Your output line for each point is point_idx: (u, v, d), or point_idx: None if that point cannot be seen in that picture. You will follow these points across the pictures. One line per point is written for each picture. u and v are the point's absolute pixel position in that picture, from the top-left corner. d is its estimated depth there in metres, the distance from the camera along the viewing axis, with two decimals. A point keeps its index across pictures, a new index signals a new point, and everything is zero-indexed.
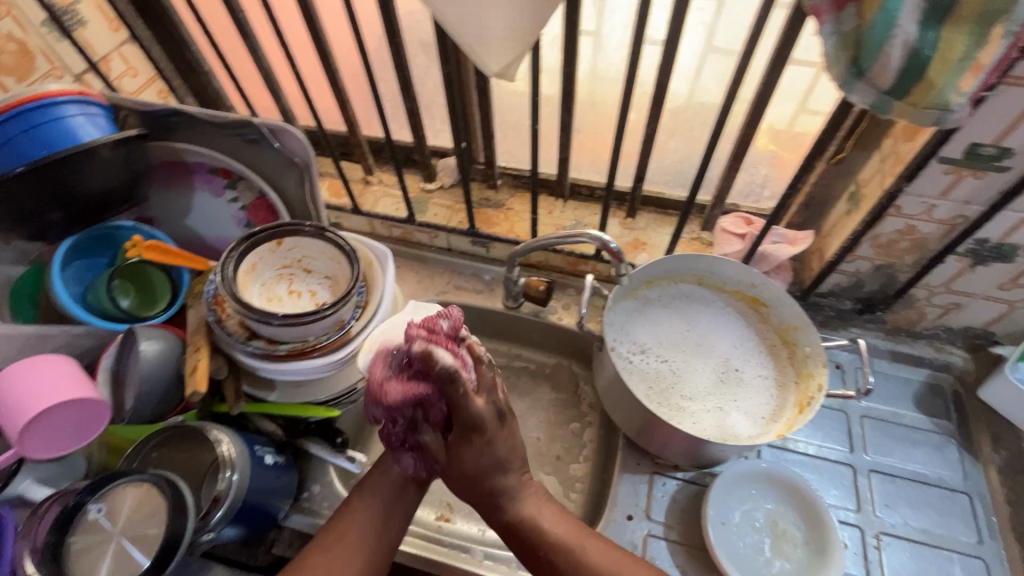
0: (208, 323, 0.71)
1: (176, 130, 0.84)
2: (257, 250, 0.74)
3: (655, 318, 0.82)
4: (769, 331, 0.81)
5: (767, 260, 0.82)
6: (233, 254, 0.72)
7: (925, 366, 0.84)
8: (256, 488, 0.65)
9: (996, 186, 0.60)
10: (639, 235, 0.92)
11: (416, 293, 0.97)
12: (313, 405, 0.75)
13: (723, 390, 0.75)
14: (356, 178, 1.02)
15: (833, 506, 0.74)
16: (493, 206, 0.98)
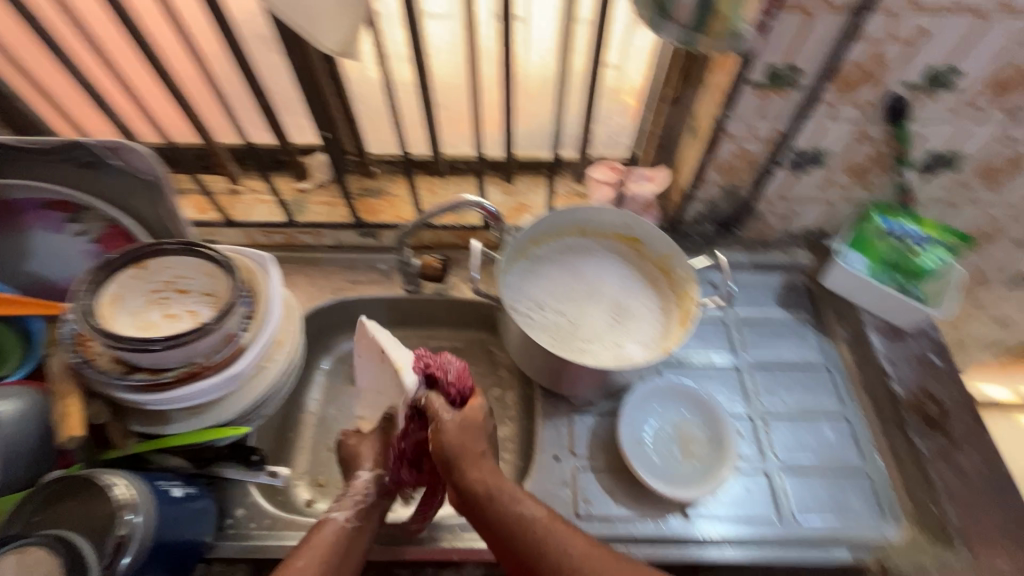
0: (75, 366, 0.64)
1: None
2: (118, 279, 0.69)
3: (546, 274, 0.87)
4: (649, 265, 0.89)
5: (635, 200, 0.89)
6: (89, 289, 0.68)
7: (780, 270, 0.96)
8: (168, 523, 0.61)
9: (796, 100, 0.71)
10: (521, 199, 0.97)
11: (311, 296, 0.94)
12: (220, 426, 0.72)
13: (616, 324, 0.82)
14: (223, 190, 0.97)
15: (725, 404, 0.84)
16: (374, 194, 0.97)
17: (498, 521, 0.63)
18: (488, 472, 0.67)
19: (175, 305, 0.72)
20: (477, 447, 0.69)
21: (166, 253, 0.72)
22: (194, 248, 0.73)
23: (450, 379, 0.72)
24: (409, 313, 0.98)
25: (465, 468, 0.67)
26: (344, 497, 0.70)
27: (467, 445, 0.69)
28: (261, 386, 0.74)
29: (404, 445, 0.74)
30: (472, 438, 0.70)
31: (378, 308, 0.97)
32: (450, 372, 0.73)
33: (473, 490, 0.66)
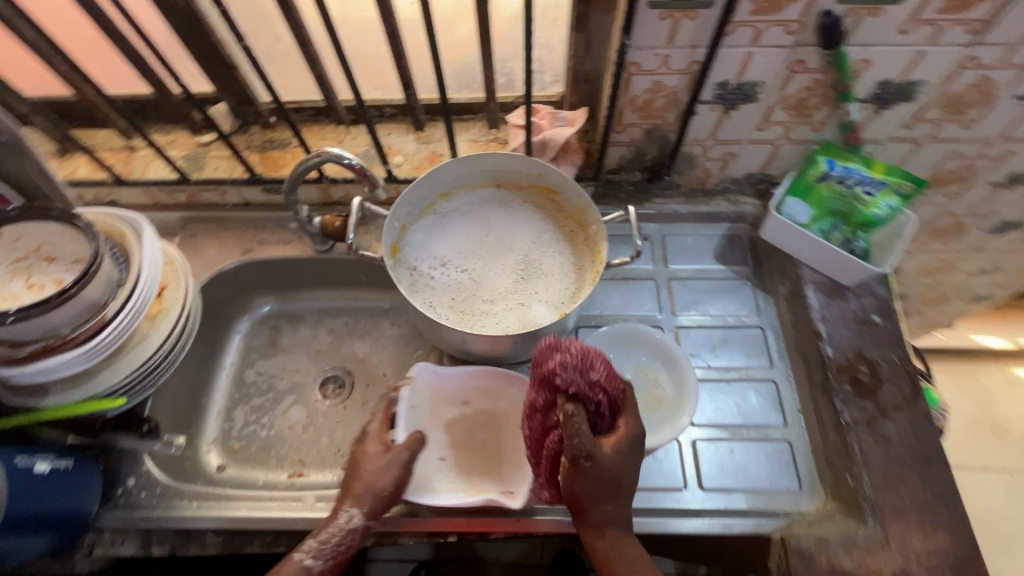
0: None
1: None
2: None
3: (454, 230, 0.81)
4: (567, 218, 0.81)
5: (549, 146, 0.80)
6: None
7: (721, 220, 0.88)
8: (23, 501, 0.60)
9: (709, 23, 0.61)
10: (435, 147, 0.89)
11: (216, 258, 0.90)
12: (97, 398, 0.68)
13: (523, 284, 0.76)
14: (119, 146, 0.91)
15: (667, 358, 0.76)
16: (278, 146, 0.90)
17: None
18: (621, 525, 0.61)
19: (39, 275, 0.66)
20: (620, 497, 0.60)
21: (18, 218, 0.68)
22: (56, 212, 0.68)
23: (598, 386, 0.59)
24: (325, 274, 0.94)
25: (602, 521, 0.60)
26: (330, 528, 0.64)
27: (614, 497, 0.60)
28: (140, 357, 0.70)
29: (539, 457, 0.61)
30: (624, 469, 0.59)
31: (291, 269, 0.92)
32: (598, 377, 0.59)
33: (613, 544, 0.61)
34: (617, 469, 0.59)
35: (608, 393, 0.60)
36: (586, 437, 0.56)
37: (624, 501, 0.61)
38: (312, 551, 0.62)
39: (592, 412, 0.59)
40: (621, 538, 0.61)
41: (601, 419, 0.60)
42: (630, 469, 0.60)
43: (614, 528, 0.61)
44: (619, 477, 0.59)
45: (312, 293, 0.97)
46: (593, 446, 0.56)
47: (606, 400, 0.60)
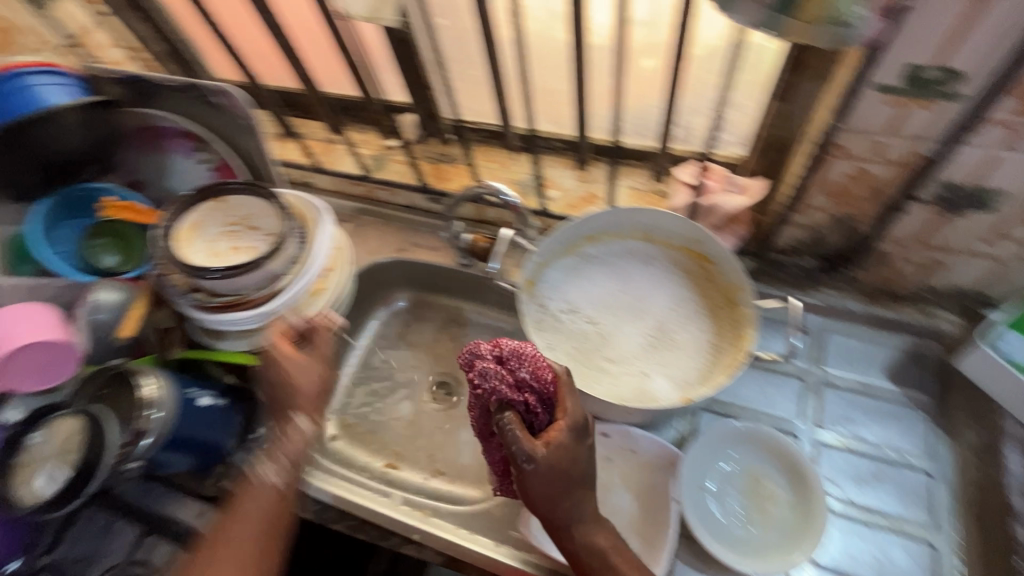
0: (155, 278, 0.76)
1: (152, 97, 0.91)
2: (200, 209, 0.79)
3: (591, 277, 0.79)
4: (715, 291, 0.75)
5: (715, 212, 0.74)
6: (179, 212, 0.78)
7: (905, 333, 0.74)
8: (188, 427, 0.72)
9: (950, 117, 0.52)
10: (594, 188, 0.89)
11: (374, 250, 0.99)
12: (257, 353, 0.79)
13: (650, 352, 0.72)
14: (324, 138, 1.04)
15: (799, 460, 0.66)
16: (449, 161, 0.97)
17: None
18: (588, 515, 0.59)
19: (243, 240, 0.79)
20: (578, 493, 0.58)
21: (240, 190, 0.80)
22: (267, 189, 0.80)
23: (525, 384, 0.58)
24: (461, 286, 0.98)
25: (565, 521, 0.58)
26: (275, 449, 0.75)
27: (570, 495, 0.58)
28: (296, 326, 0.79)
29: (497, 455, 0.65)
30: (568, 457, 0.57)
31: (433, 275, 0.98)
32: (525, 373, 0.59)
33: (583, 533, 0.58)
34: (565, 464, 0.57)
35: (541, 390, 0.59)
36: (520, 435, 0.56)
37: (584, 494, 0.58)
38: (275, 466, 0.74)
39: (529, 413, 0.58)
40: (593, 529, 0.59)
41: (540, 416, 0.59)
42: (578, 458, 0.58)
43: (576, 522, 0.58)
44: (566, 469, 0.57)
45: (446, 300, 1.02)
46: (532, 449, 0.56)
47: (537, 396, 0.59)
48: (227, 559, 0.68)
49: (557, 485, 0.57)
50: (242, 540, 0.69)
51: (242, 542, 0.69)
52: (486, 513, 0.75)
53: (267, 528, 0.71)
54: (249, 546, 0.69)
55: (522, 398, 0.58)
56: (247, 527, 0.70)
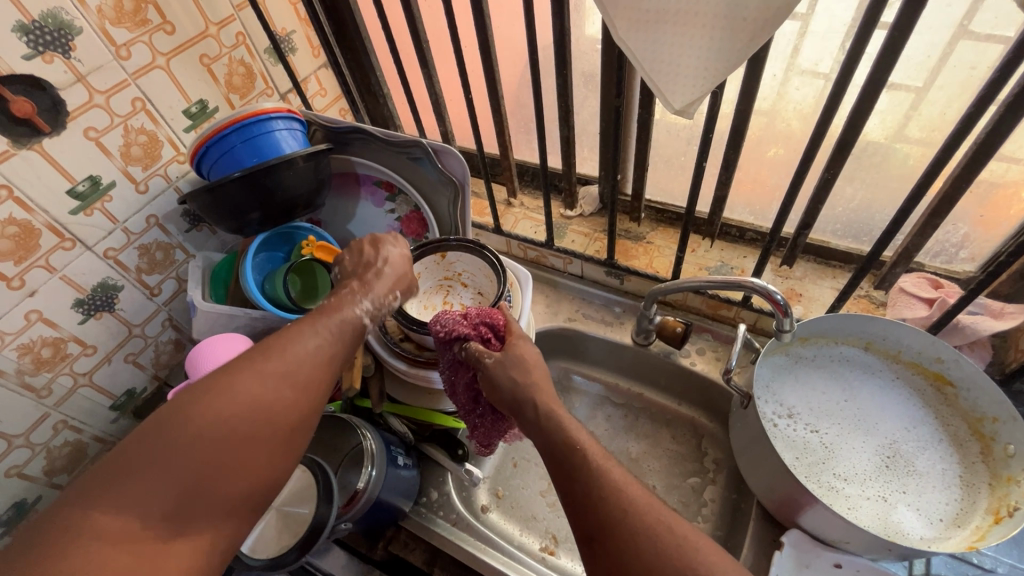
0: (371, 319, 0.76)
1: (352, 145, 0.95)
2: (423, 260, 0.79)
3: (808, 381, 0.74)
4: (956, 418, 0.69)
5: (960, 333, 0.70)
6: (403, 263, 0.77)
7: None
8: (388, 488, 0.69)
9: None
10: (794, 285, 0.84)
11: (543, 315, 0.97)
12: (442, 414, 0.76)
13: (888, 478, 0.65)
14: (500, 199, 1.06)
15: None
16: (633, 238, 0.95)
17: (573, 464, 0.50)
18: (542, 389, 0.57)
19: (454, 296, 0.81)
20: (537, 378, 0.58)
21: (459, 247, 0.78)
22: (484, 250, 0.76)
23: (478, 320, 0.63)
24: (629, 364, 0.95)
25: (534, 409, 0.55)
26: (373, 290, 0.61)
27: (528, 378, 0.58)
28: None
29: (464, 397, 0.67)
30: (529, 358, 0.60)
31: (602, 349, 0.96)
32: (478, 316, 0.64)
33: (553, 418, 0.54)
34: (516, 353, 0.60)
35: (491, 323, 0.63)
36: (477, 349, 0.61)
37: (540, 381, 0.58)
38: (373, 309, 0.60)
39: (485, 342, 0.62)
40: (555, 410, 0.55)
41: (493, 344, 0.63)
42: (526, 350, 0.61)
43: (536, 399, 0.56)
44: (519, 355, 0.60)
45: (605, 375, 0.99)
46: (492, 359, 0.60)
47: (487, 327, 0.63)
48: (296, 359, 0.51)
49: (516, 387, 0.57)
50: (317, 350, 0.54)
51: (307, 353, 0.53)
52: None
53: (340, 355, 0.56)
54: (320, 359, 0.53)
55: (482, 326, 0.63)
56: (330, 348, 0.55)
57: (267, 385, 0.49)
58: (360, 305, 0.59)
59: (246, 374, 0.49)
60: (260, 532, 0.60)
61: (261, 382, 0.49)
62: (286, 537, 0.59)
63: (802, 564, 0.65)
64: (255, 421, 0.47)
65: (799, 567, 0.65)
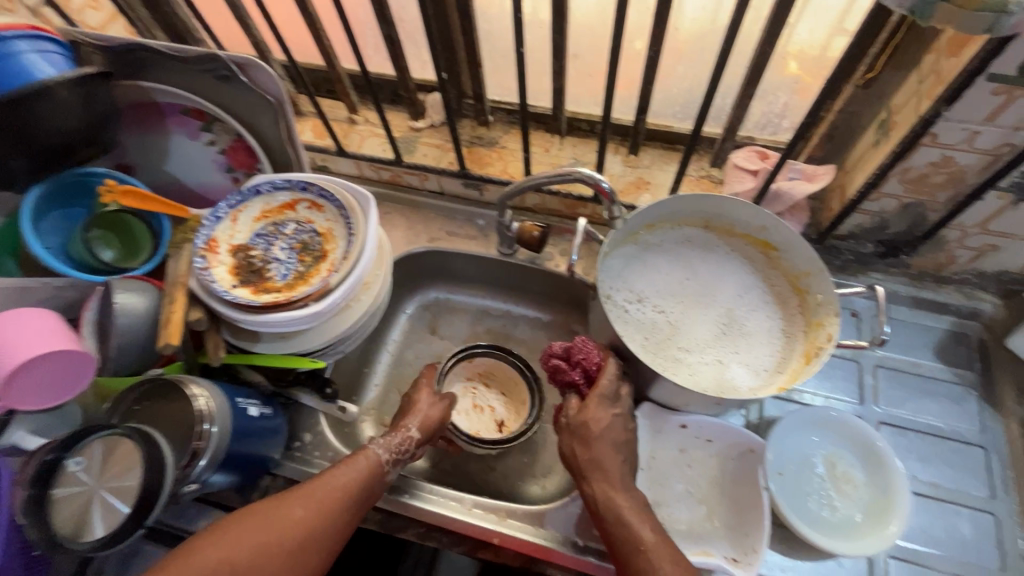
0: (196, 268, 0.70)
1: (142, 68, 0.78)
2: (455, 365, 0.86)
3: (655, 266, 0.77)
4: (779, 278, 0.75)
5: (781, 200, 0.74)
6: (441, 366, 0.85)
7: (948, 313, 0.78)
8: (240, 440, 0.65)
9: None
10: (642, 173, 0.85)
11: (408, 239, 0.92)
12: (299, 356, 0.72)
13: (724, 342, 0.71)
14: (340, 117, 0.96)
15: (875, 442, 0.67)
16: (485, 144, 0.91)
17: (624, 526, 0.59)
18: (600, 455, 0.63)
19: (480, 397, 0.87)
20: (606, 449, 0.64)
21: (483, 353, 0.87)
22: (507, 353, 0.86)
23: (580, 359, 0.68)
24: (500, 276, 0.94)
25: (595, 471, 0.62)
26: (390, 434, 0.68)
27: (597, 450, 0.63)
28: (344, 325, 0.73)
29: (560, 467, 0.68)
30: (600, 422, 0.64)
31: (471, 264, 0.93)
32: (578, 356, 0.68)
33: (603, 481, 0.62)
34: (581, 422, 0.65)
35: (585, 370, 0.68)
36: (575, 406, 0.67)
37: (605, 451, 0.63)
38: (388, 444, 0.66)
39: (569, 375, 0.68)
40: (606, 476, 0.62)
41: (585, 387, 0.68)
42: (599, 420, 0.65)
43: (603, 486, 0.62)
44: (580, 420, 0.65)
45: (480, 291, 0.97)
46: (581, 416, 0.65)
47: (585, 374, 0.68)
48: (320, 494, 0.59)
49: (587, 443, 0.64)
50: (343, 487, 0.61)
51: (332, 489, 0.60)
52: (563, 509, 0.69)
53: (364, 494, 0.62)
54: (347, 496, 0.60)
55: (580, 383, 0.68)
56: (351, 480, 0.62)
57: (292, 515, 0.57)
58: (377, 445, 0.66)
59: (284, 506, 0.57)
60: (83, 516, 0.53)
61: (279, 521, 0.56)
62: (115, 513, 0.53)
63: (658, 428, 0.70)
64: (283, 546, 0.55)
65: (653, 433, 0.71)
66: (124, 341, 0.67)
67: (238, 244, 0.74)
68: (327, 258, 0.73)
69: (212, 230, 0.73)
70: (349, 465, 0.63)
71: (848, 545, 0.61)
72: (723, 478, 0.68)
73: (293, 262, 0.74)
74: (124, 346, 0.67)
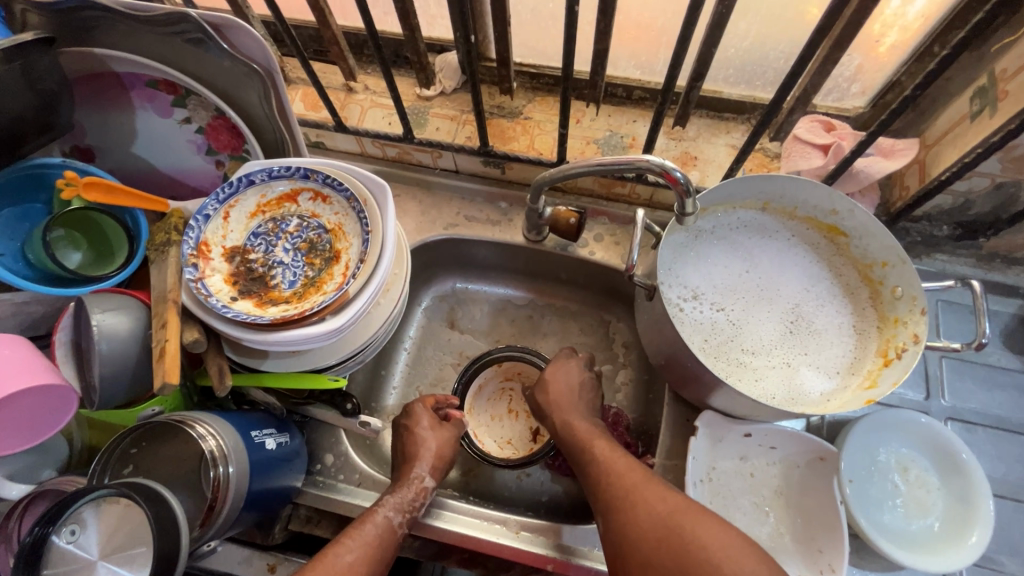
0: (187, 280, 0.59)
1: (94, 31, 0.64)
2: (481, 373, 0.81)
3: (709, 256, 0.69)
4: (847, 266, 0.68)
5: (854, 179, 0.66)
6: (463, 380, 0.79)
7: (1018, 297, 0.73)
8: (259, 480, 0.57)
9: None
10: (689, 147, 0.75)
11: (422, 226, 0.82)
12: (321, 372, 0.63)
13: (791, 341, 0.65)
14: (336, 85, 0.83)
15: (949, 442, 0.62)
16: (507, 115, 0.79)
17: (595, 454, 0.61)
18: (563, 405, 0.68)
19: (516, 402, 0.82)
20: (573, 401, 0.69)
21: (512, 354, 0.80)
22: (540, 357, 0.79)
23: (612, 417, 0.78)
24: (525, 264, 0.85)
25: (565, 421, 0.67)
26: (396, 493, 0.61)
27: (556, 396, 0.69)
28: (365, 336, 0.64)
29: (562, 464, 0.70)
30: (559, 371, 0.71)
31: (493, 252, 0.84)
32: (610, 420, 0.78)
33: (574, 431, 0.65)
34: (549, 378, 0.71)
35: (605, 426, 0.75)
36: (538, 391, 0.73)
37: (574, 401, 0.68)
38: (399, 505, 0.59)
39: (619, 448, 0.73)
40: (563, 410, 0.68)
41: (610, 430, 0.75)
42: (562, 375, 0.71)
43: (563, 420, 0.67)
44: (545, 380, 0.71)
45: (502, 279, 0.88)
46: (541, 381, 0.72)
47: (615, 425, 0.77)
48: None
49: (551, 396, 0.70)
50: (350, 566, 0.52)
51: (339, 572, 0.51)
52: None
53: (372, 570, 0.54)
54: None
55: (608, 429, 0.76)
56: (359, 557, 0.53)
57: None
58: (387, 508, 0.59)
59: None
60: None
61: None
62: None
63: (719, 438, 0.65)
64: None
65: (713, 443, 0.65)
66: (107, 372, 0.56)
67: (233, 247, 0.64)
68: (341, 260, 0.63)
69: (201, 231, 0.62)
70: (353, 538, 0.55)
71: (926, 561, 0.57)
72: (789, 489, 0.63)
73: (301, 265, 0.64)
74: (108, 377, 0.56)
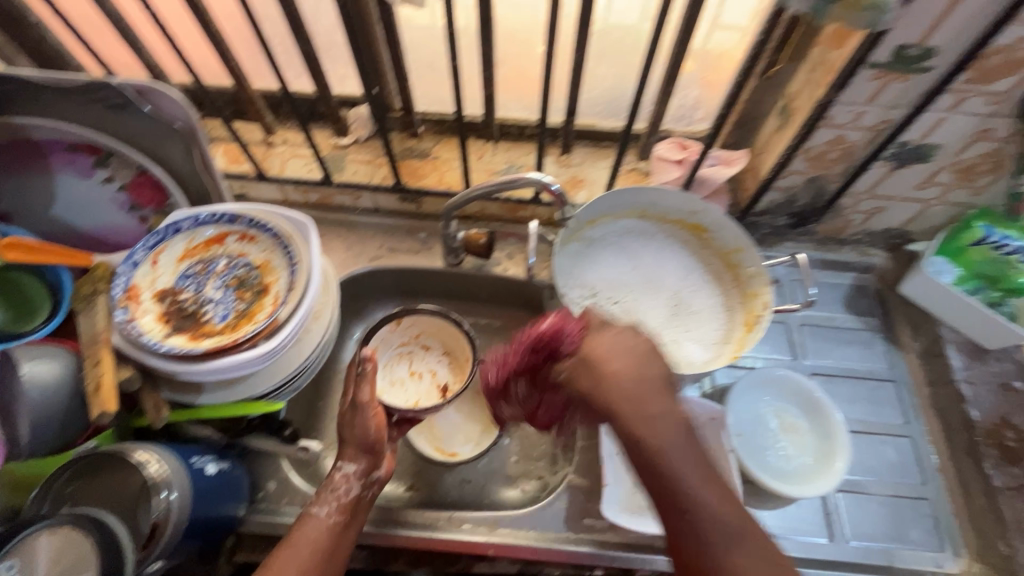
0: (118, 322, 0.62)
1: (12, 103, 0.69)
2: (379, 334, 0.84)
3: (601, 258, 0.80)
4: (713, 256, 0.81)
5: (706, 185, 0.81)
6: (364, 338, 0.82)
7: (850, 270, 0.89)
8: (201, 503, 0.59)
9: (918, 88, 0.61)
10: (576, 172, 0.88)
11: (347, 261, 0.88)
12: (253, 400, 0.66)
13: (674, 322, 0.76)
14: (257, 140, 0.90)
15: (802, 385, 0.75)
16: (418, 156, 0.89)
17: (648, 446, 0.48)
18: (638, 401, 0.50)
19: (418, 363, 0.86)
20: (654, 406, 0.49)
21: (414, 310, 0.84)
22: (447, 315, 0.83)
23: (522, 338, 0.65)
24: (448, 287, 0.93)
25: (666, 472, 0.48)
26: (326, 490, 0.63)
27: (597, 380, 0.52)
28: (297, 360, 0.68)
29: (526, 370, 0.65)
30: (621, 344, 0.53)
31: (417, 279, 0.91)
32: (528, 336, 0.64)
33: (646, 443, 0.48)
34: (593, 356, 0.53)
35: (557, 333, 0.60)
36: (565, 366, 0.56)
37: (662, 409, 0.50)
38: (330, 502, 0.61)
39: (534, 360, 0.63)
40: (633, 399, 0.50)
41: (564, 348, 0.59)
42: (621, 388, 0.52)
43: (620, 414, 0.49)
44: (590, 359, 0.53)
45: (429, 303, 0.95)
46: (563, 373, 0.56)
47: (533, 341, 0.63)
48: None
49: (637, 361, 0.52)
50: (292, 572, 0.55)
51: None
52: (551, 509, 0.70)
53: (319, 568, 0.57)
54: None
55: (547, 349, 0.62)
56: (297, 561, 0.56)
57: None
58: (318, 506, 0.61)
59: None
60: None
61: None
62: None
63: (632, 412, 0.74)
64: None
65: None
66: (37, 419, 0.57)
67: (163, 290, 0.67)
68: (270, 291, 0.68)
69: (130, 276, 0.65)
70: (294, 544, 0.58)
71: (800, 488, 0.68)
72: None
73: (231, 300, 0.68)
74: (38, 423, 0.57)
